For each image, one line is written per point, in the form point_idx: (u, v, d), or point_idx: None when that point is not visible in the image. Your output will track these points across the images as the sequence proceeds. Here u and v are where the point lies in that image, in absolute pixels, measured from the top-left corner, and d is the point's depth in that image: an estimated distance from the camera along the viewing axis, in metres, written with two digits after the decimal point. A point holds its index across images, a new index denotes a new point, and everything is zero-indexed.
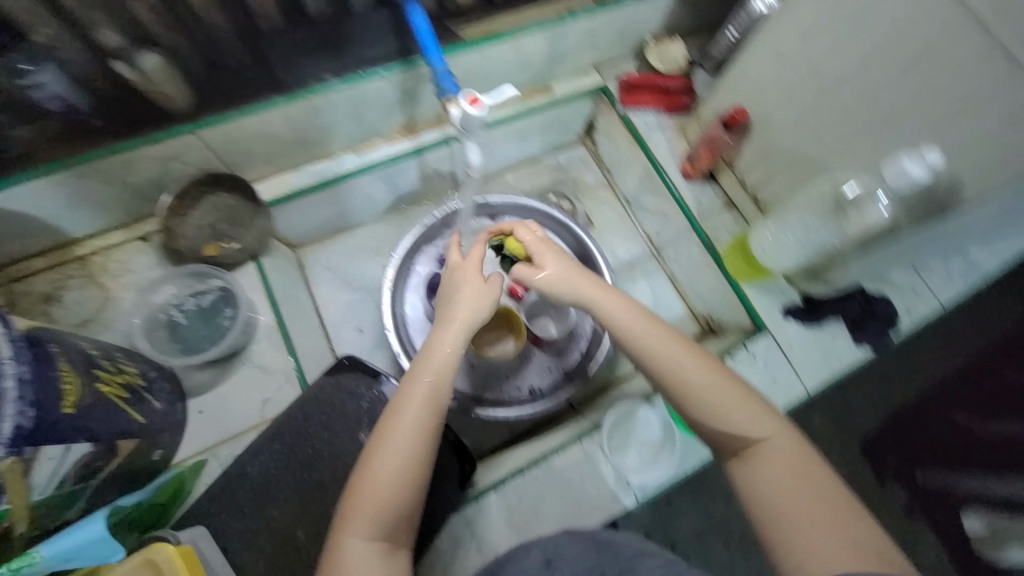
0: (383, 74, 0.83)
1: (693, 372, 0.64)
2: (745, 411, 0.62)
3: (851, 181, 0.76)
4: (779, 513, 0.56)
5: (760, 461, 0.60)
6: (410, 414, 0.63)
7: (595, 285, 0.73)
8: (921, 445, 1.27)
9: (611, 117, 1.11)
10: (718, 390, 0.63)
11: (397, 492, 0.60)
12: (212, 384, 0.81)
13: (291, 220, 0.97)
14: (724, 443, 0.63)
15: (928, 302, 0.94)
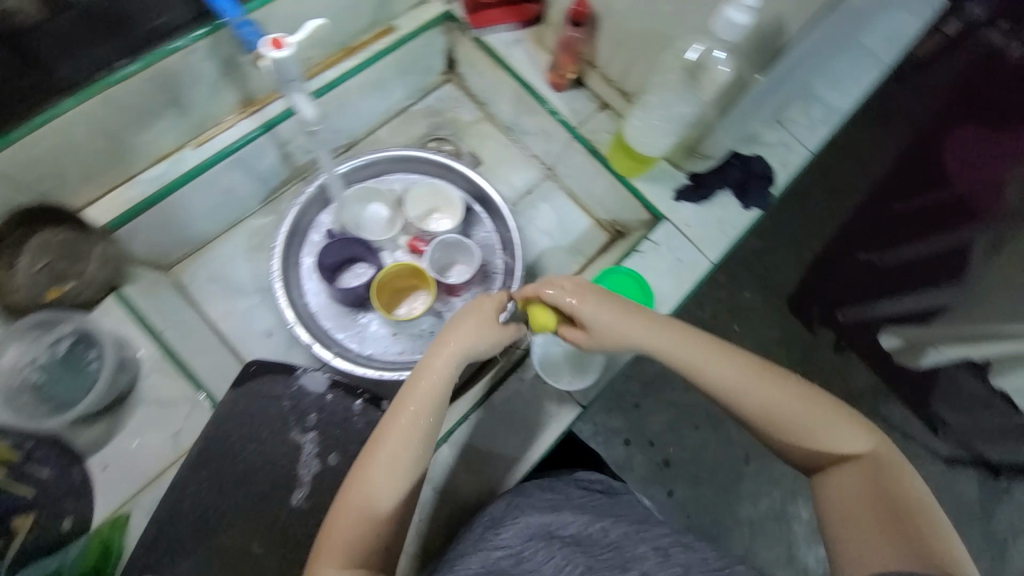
0: (183, 46, 0.73)
1: (756, 391, 0.65)
2: (832, 424, 0.64)
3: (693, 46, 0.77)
4: (858, 514, 0.61)
5: (842, 472, 0.63)
6: (386, 449, 0.61)
7: (648, 319, 0.69)
8: (833, 288, 1.43)
9: (467, 44, 1.06)
10: (798, 407, 0.64)
11: (371, 522, 0.59)
12: (107, 437, 0.73)
13: (146, 240, 0.86)
14: (804, 454, 0.66)
15: (799, 153, 1.03)
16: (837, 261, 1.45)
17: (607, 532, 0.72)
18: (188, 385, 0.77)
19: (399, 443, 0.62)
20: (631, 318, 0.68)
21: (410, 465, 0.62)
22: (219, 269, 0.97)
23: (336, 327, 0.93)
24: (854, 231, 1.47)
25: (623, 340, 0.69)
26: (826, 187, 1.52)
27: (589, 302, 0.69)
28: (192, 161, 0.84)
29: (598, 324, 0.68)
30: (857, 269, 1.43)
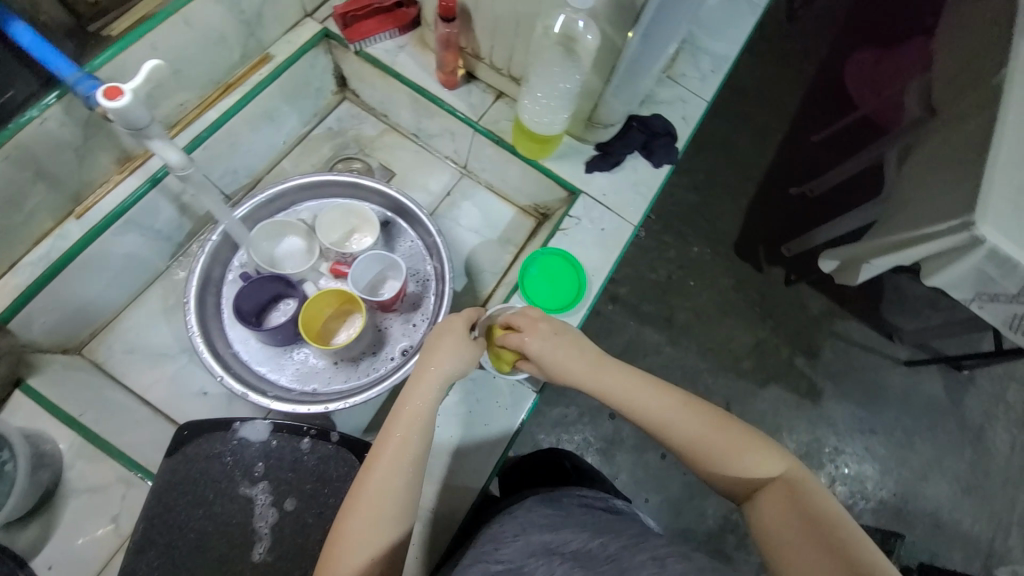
0: (38, 116, 0.69)
1: (672, 419, 0.63)
2: (753, 453, 0.60)
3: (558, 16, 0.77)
4: (781, 548, 0.54)
5: (767, 505, 0.58)
6: (376, 480, 0.60)
7: (580, 355, 0.69)
8: (768, 227, 1.53)
9: (350, 58, 1.04)
10: (716, 437, 0.61)
11: (363, 558, 0.56)
12: (44, 538, 0.70)
13: (46, 325, 0.81)
14: (729, 486, 0.61)
15: (696, 105, 1.07)
16: (769, 200, 1.55)
17: (607, 545, 0.63)
18: (118, 463, 0.73)
19: (389, 471, 0.60)
20: (566, 347, 0.69)
21: (401, 494, 0.60)
22: (138, 338, 0.92)
23: (273, 369, 0.91)
24: (774, 171, 1.57)
25: (558, 374, 0.70)
26: (740, 132, 1.59)
27: (533, 340, 0.69)
28: (78, 232, 0.80)
29: (537, 354, 0.69)
30: (788, 205, 1.55)
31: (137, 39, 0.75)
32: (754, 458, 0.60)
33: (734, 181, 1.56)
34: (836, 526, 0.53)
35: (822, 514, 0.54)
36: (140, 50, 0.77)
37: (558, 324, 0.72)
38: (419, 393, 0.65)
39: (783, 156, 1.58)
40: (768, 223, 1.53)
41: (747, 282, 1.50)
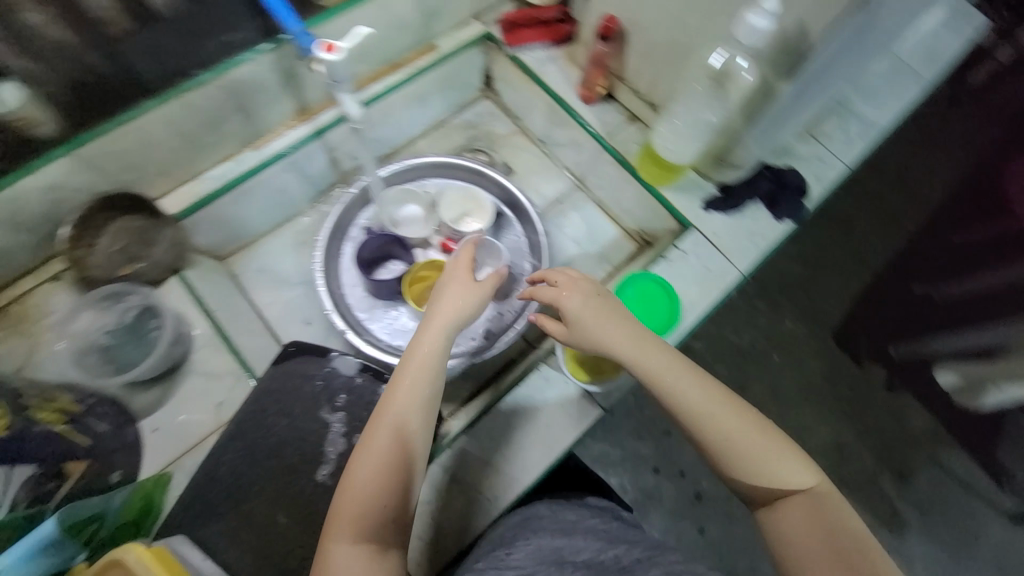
0: (253, 58, 0.82)
1: (714, 415, 0.64)
2: (788, 464, 0.62)
3: (717, 50, 0.77)
4: (804, 557, 0.59)
5: (791, 515, 0.61)
6: (391, 422, 0.64)
7: (618, 325, 0.71)
8: (880, 321, 1.39)
9: (503, 60, 1.13)
10: (755, 440, 0.63)
11: (381, 493, 0.61)
12: (159, 404, 0.79)
13: (208, 231, 0.96)
14: (753, 491, 0.63)
15: (834, 167, 1.03)
16: (889, 292, 1.41)
17: (621, 558, 0.69)
18: (233, 360, 0.84)
19: (403, 414, 0.65)
20: (604, 313, 0.71)
21: (414, 437, 0.64)
22: (268, 262, 1.05)
23: (368, 318, 0.98)
24: (901, 261, 1.43)
25: (596, 340, 0.71)
26: (868, 208, 1.49)
27: (575, 297, 0.72)
28: (252, 161, 0.94)
29: (575, 314, 0.72)
30: (910, 303, 1.39)
31: (342, 12, 0.88)
32: (787, 470, 0.63)
33: (852, 258, 1.46)
34: (858, 544, 0.59)
35: (844, 530, 0.60)
36: (341, 21, 0.89)
37: (603, 292, 0.74)
38: (428, 342, 0.69)
39: (918, 246, 1.44)
40: (882, 315, 1.39)
41: (840, 368, 1.39)
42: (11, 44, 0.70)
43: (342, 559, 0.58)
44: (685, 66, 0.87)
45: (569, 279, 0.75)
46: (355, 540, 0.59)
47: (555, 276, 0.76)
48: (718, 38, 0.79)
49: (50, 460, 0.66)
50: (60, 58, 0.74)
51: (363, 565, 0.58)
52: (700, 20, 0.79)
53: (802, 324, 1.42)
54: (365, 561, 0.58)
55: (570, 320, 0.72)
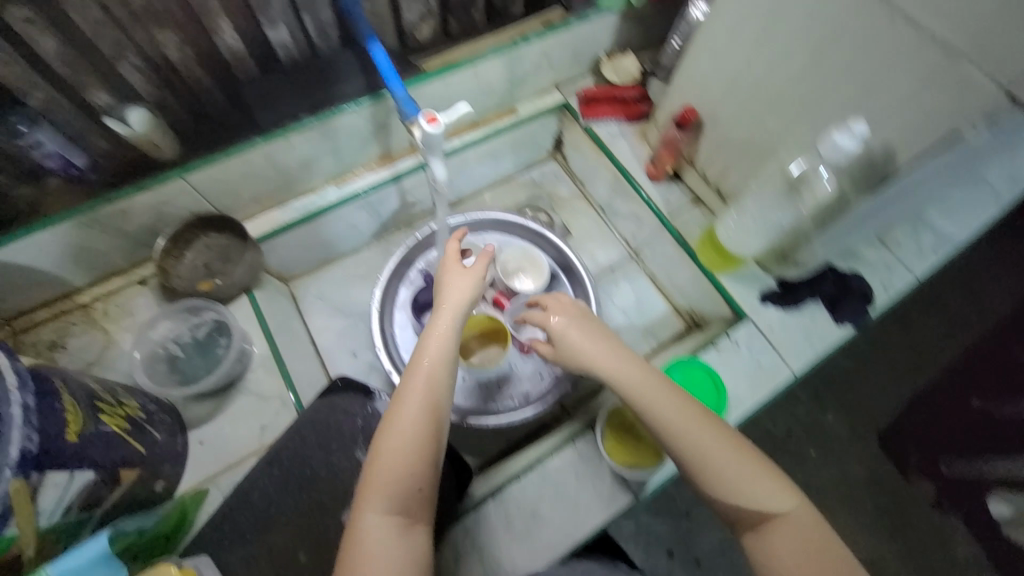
0: (353, 108, 0.88)
1: (695, 435, 0.67)
2: (767, 484, 0.65)
3: (798, 160, 0.78)
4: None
5: (777, 537, 0.63)
6: (413, 401, 0.66)
7: (601, 343, 0.77)
8: (934, 433, 1.30)
9: (577, 130, 1.18)
10: (735, 460, 0.66)
11: (407, 469, 0.63)
12: (209, 418, 0.83)
13: (282, 255, 1.03)
14: (738, 513, 0.66)
15: (903, 277, 0.99)
16: (947, 404, 1.32)
17: None
18: (283, 386, 0.87)
19: (422, 394, 0.67)
20: (588, 332, 0.78)
21: (435, 416, 0.67)
22: (327, 290, 1.10)
23: None
24: (964, 372, 1.35)
25: (583, 358, 0.76)
26: (931, 315, 1.42)
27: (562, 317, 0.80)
28: (332, 197, 1.00)
29: (562, 332, 0.79)
30: (972, 418, 1.30)
31: (439, 76, 0.94)
32: (766, 488, 0.65)
33: (909, 364, 1.38)
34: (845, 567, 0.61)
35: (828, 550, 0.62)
36: (436, 84, 0.96)
37: (588, 316, 0.81)
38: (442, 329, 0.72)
39: (980, 360, 1.36)
40: (937, 427, 1.30)
41: (886, 480, 1.29)
42: (153, 76, 0.76)
43: (373, 530, 0.60)
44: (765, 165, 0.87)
45: (558, 303, 0.83)
46: (384, 513, 0.61)
47: (546, 300, 0.84)
48: (800, 147, 0.80)
49: (108, 468, 0.62)
50: (187, 93, 0.81)
51: (392, 536, 0.61)
52: (784, 127, 0.80)
53: (842, 416, 1.34)
54: (394, 533, 0.61)
55: (560, 334, 0.78)
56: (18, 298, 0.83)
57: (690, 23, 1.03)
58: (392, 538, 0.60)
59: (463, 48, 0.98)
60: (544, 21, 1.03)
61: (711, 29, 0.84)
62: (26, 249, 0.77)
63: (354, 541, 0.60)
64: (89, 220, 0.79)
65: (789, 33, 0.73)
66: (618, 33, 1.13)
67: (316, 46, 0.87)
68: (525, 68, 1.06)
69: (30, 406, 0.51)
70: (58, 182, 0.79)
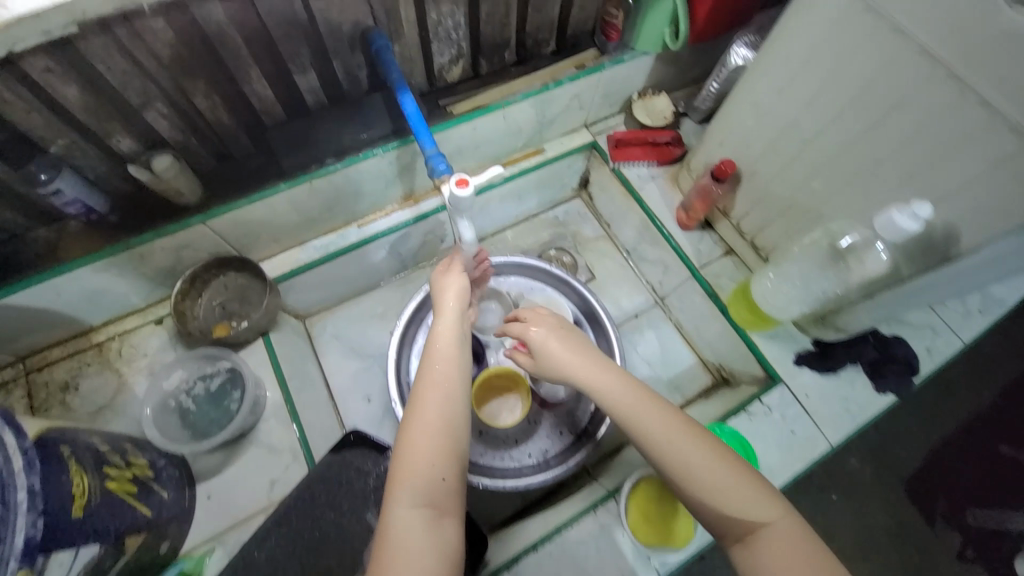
0: (379, 154, 0.86)
1: (666, 434, 0.60)
2: (751, 496, 0.56)
3: (850, 233, 0.74)
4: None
5: (766, 552, 0.53)
6: (434, 394, 0.64)
7: (571, 343, 0.71)
8: (959, 480, 1.25)
9: (605, 170, 1.14)
10: (716, 470, 0.57)
11: (431, 459, 0.59)
12: (221, 467, 0.82)
13: (300, 294, 1.01)
14: (721, 524, 0.56)
15: (949, 341, 0.93)
16: (971, 451, 1.27)
17: None
18: (295, 438, 0.84)
19: (442, 388, 0.64)
20: (562, 335, 0.72)
21: (458, 409, 0.64)
22: (343, 329, 1.08)
23: None
24: (994, 419, 1.30)
25: (553, 362, 0.70)
26: (971, 369, 1.35)
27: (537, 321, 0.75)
28: (353, 238, 0.98)
29: (533, 340, 0.73)
30: (997, 464, 1.26)
31: (468, 121, 0.92)
32: (750, 501, 0.55)
33: (947, 420, 1.30)
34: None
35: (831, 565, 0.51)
36: (463, 128, 0.93)
37: (564, 321, 0.77)
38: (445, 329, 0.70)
39: (1012, 408, 1.31)
40: (962, 473, 1.25)
41: (923, 546, 1.20)
42: (178, 122, 0.74)
43: (403, 522, 0.55)
44: (809, 229, 0.82)
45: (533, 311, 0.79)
46: (413, 503, 0.56)
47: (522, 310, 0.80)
48: (851, 213, 0.75)
49: (112, 539, 0.60)
50: (210, 136, 0.79)
51: (423, 530, 0.55)
52: (832, 191, 0.76)
53: (873, 470, 1.27)
54: (425, 527, 0.55)
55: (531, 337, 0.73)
56: (33, 338, 0.82)
57: (729, 69, 0.98)
58: (422, 531, 0.55)
59: (493, 90, 0.96)
60: (578, 63, 1.00)
61: (755, 84, 0.80)
62: (42, 293, 0.75)
63: (383, 539, 0.55)
64: (107, 264, 0.77)
65: (844, 98, 0.68)
66: (651, 74, 1.09)
67: (344, 90, 0.85)
68: (555, 109, 1.03)
69: (35, 490, 0.49)
70: (77, 224, 0.78)
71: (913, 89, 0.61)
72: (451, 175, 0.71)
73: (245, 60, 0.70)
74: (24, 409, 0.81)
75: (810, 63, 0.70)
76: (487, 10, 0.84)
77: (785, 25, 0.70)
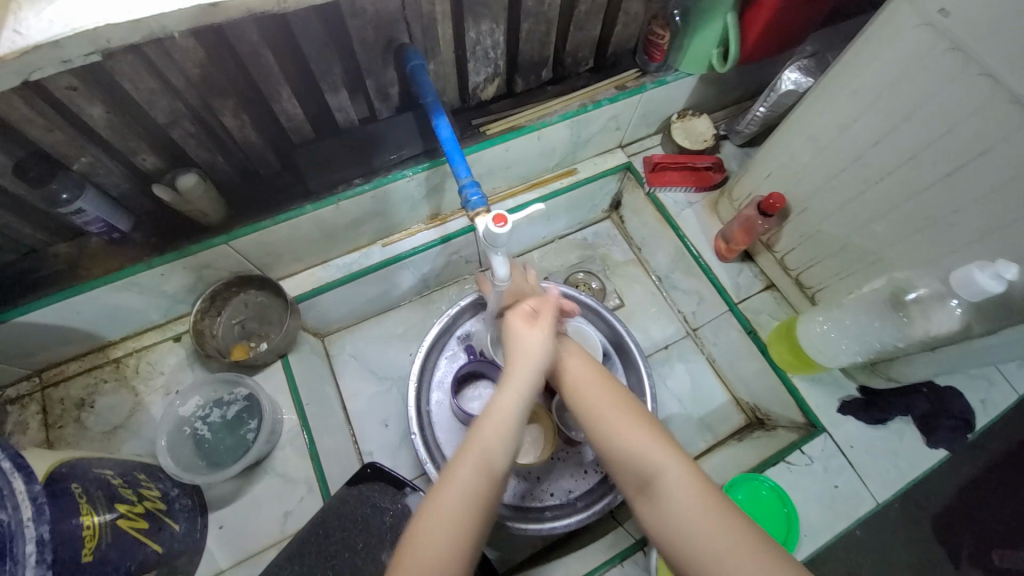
0: (408, 175, 0.84)
1: (580, 398, 0.65)
2: (641, 437, 0.59)
3: (918, 287, 0.69)
4: (687, 544, 0.52)
5: (660, 499, 0.56)
6: (466, 464, 0.56)
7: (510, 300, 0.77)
8: (1003, 531, 1.14)
9: (639, 193, 1.09)
10: (614, 417, 0.62)
11: (439, 546, 0.51)
12: (234, 496, 0.80)
13: (320, 312, 0.98)
14: (623, 477, 0.60)
15: (1010, 395, 0.86)
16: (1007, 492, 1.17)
17: None
18: (311, 469, 0.82)
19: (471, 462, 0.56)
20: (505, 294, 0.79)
21: (489, 491, 0.55)
22: (363, 349, 1.05)
23: (447, 442, 0.92)
24: None
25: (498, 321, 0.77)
26: None
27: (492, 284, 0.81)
28: (377, 258, 0.95)
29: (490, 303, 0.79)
30: None
31: (501, 142, 0.88)
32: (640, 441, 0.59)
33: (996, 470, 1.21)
34: (725, 517, 0.52)
35: (717, 506, 0.53)
36: (496, 149, 0.89)
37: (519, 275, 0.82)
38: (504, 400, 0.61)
39: None
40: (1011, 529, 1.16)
41: None
42: (205, 141, 0.71)
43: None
44: (872, 279, 0.78)
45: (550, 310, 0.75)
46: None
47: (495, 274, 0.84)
48: (921, 262, 0.71)
49: None
50: (237, 153, 0.77)
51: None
52: (895, 237, 0.72)
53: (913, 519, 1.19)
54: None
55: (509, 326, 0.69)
56: (51, 354, 0.80)
57: (779, 94, 0.92)
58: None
59: (528, 109, 0.92)
60: (618, 84, 0.95)
61: (813, 115, 0.75)
62: (61, 311, 0.73)
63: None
64: (126, 283, 0.74)
65: (919, 141, 0.64)
66: (692, 94, 1.03)
67: (375, 108, 0.82)
68: (590, 130, 0.98)
69: (45, 540, 0.47)
70: (98, 240, 0.76)
71: (1000, 137, 0.56)
72: (487, 208, 0.67)
73: (277, 80, 0.68)
74: (38, 426, 0.79)
75: (882, 99, 0.66)
76: (527, 28, 0.80)
77: (859, 57, 0.66)
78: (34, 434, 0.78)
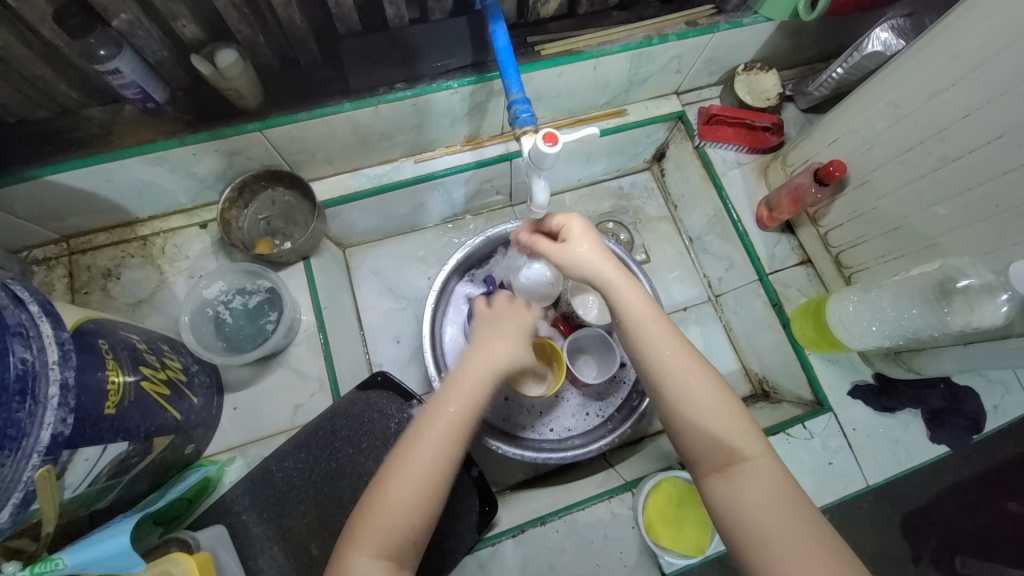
0: (453, 87, 0.79)
1: (660, 367, 0.57)
2: (725, 423, 0.54)
3: (969, 275, 0.66)
4: (756, 538, 0.48)
5: (742, 484, 0.51)
6: (431, 439, 0.56)
7: (595, 250, 0.62)
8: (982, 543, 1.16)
9: (687, 146, 1.04)
10: (700, 400, 0.55)
11: (409, 510, 0.53)
12: (248, 382, 0.83)
13: (345, 222, 0.97)
14: (697, 456, 0.54)
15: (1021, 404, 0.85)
16: (982, 500, 1.12)
17: None
18: (324, 369, 0.84)
19: (445, 440, 0.56)
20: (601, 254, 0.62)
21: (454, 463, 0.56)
22: (384, 266, 1.05)
23: None
24: None
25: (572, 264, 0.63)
26: None
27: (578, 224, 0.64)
28: (408, 173, 0.93)
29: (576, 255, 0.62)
30: None
31: (555, 66, 0.82)
32: (727, 428, 0.54)
33: None
34: (801, 513, 0.49)
35: (795, 500, 0.50)
36: (549, 72, 0.84)
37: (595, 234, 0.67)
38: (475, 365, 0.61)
39: None
40: None
41: None
42: (247, 17, 0.68)
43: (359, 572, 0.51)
44: (923, 264, 0.74)
45: (584, 238, 0.63)
46: (375, 550, 0.52)
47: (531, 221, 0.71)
48: (981, 251, 0.67)
49: (141, 439, 0.61)
50: (280, 36, 0.73)
51: None
52: (957, 222, 0.68)
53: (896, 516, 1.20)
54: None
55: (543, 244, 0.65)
56: (78, 220, 0.81)
57: (863, 55, 0.83)
58: None
59: (588, 33, 0.85)
60: (689, 19, 0.87)
61: (905, 78, 0.69)
62: (92, 177, 0.73)
63: None
64: (156, 158, 0.73)
65: (1012, 117, 0.59)
66: (766, 45, 0.95)
67: (427, 8, 0.76)
68: (651, 68, 0.91)
69: (68, 384, 0.49)
70: (130, 108, 0.74)
71: None
72: (536, 127, 0.63)
73: None
74: (65, 288, 0.81)
75: (984, 67, 0.60)
76: None
77: (969, 15, 0.60)
78: (62, 295, 0.81)
